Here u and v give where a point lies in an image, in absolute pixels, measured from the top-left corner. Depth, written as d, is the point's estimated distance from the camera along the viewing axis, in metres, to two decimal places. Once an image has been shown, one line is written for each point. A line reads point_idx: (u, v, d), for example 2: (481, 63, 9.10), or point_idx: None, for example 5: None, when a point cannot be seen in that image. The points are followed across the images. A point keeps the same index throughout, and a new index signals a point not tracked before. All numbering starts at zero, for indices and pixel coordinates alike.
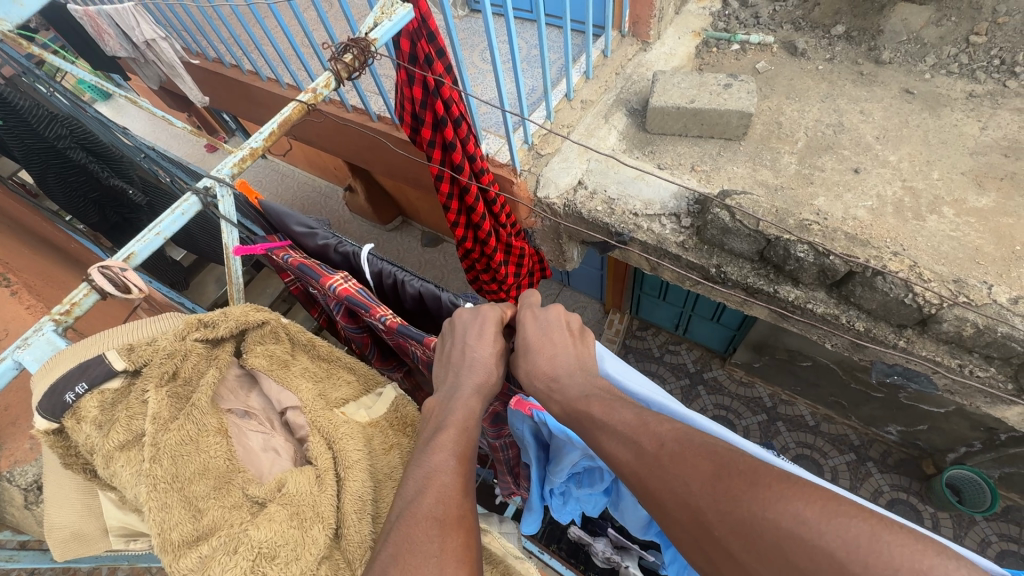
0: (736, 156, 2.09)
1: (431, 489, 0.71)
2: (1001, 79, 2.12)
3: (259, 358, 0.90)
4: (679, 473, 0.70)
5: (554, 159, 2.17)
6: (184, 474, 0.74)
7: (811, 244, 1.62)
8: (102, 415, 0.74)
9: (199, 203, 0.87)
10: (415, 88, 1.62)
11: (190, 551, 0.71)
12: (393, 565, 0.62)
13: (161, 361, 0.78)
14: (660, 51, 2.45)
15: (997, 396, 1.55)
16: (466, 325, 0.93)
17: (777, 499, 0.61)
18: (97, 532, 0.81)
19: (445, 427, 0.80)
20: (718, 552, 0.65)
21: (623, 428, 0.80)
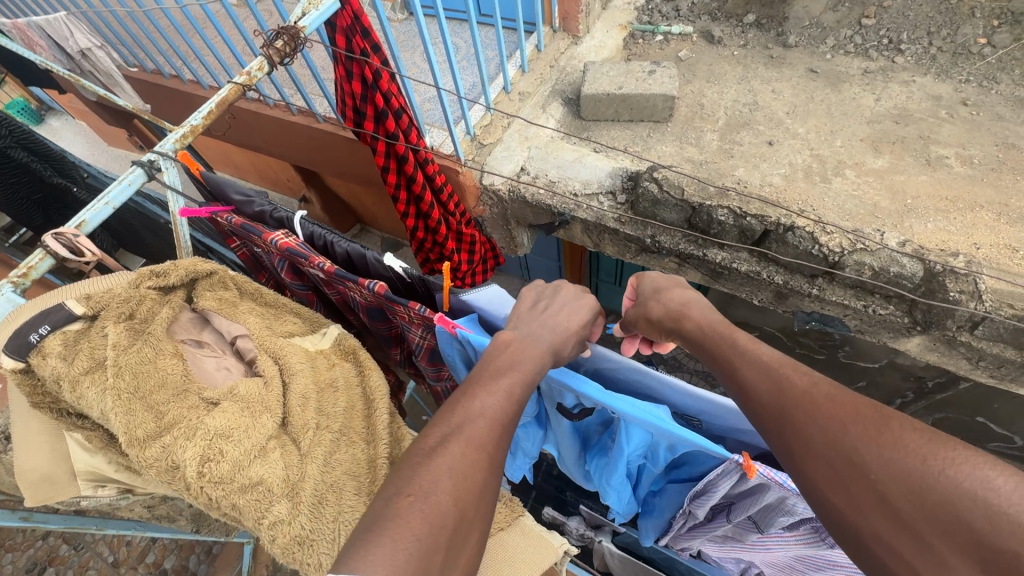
0: (664, 136, 2.26)
1: (489, 419, 0.81)
2: (890, 56, 2.37)
3: (209, 300, 0.98)
4: (840, 417, 0.75)
5: (496, 149, 2.29)
6: (145, 386, 0.81)
7: (730, 207, 1.79)
8: (66, 349, 0.80)
9: (145, 174, 0.94)
10: (354, 82, 1.71)
11: (153, 443, 0.79)
12: (445, 480, 0.72)
13: (119, 304, 0.85)
14: (590, 44, 2.62)
15: (898, 329, 1.77)
16: (569, 300, 1.03)
17: (960, 460, 0.64)
18: (66, 476, 0.86)
19: (507, 372, 0.87)
20: (868, 493, 0.68)
21: (773, 372, 0.86)
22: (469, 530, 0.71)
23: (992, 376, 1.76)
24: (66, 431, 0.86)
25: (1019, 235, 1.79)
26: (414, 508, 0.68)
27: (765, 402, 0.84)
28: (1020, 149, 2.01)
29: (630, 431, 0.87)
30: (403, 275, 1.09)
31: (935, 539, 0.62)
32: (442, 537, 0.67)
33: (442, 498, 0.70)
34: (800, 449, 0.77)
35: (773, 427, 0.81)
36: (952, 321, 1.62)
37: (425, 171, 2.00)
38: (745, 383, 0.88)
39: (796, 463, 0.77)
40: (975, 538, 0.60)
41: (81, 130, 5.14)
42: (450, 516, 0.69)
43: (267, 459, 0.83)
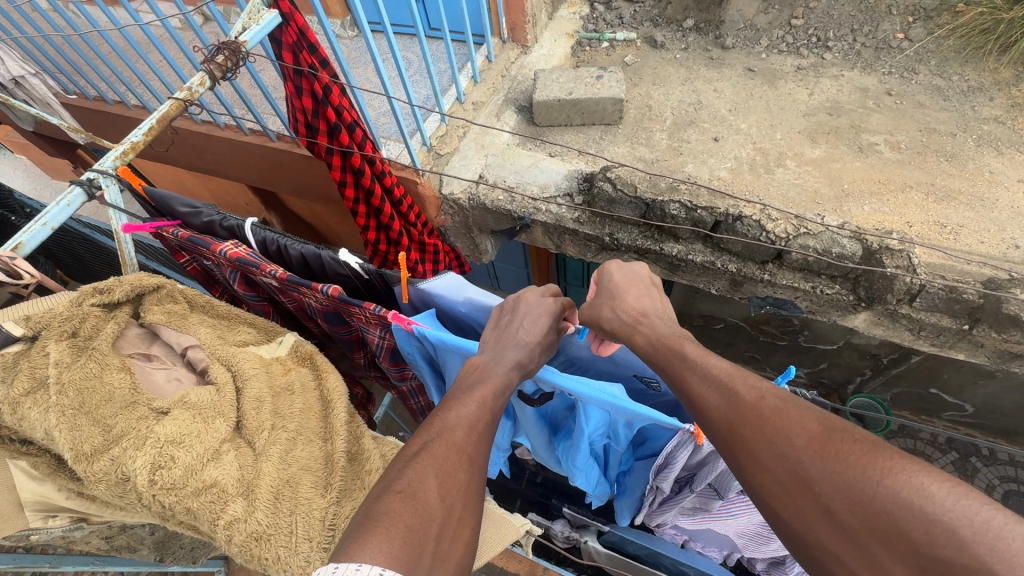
0: (615, 138, 2.34)
1: (466, 423, 0.82)
2: (820, 52, 2.52)
3: (157, 313, 0.97)
4: (784, 429, 0.74)
5: (454, 158, 2.31)
6: (91, 401, 0.79)
7: (681, 202, 1.86)
8: (4, 371, 0.78)
9: (84, 193, 0.93)
10: (304, 98, 1.72)
11: (101, 457, 0.77)
12: (430, 479, 0.73)
13: (61, 322, 0.83)
14: (539, 53, 2.69)
15: (844, 307, 1.88)
16: (534, 309, 1.01)
17: (899, 470, 0.63)
18: (13, 509, 0.83)
19: (486, 381, 0.89)
20: (812, 507, 0.68)
21: (717, 378, 0.85)
22: (459, 527, 0.72)
23: (933, 344, 1.88)
24: (9, 459, 0.83)
25: (946, 212, 1.92)
26: (402, 506, 0.68)
27: (713, 416, 0.82)
28: (941, 133, 2.16)
29: (589, 412, 0.93)
30: (360, 272, 1.11)
31: (879, 552, 0.61)
32: (431, 531, 0.67)
33: (428, 494, 0.71)
34: (750, 464, 0.76)
35: (722, 438, 0.80)
36: (891, 295, 1.72)
37: (383, 183, 2.00)
38: (694, 400, 0.86)
39: (748, 477, 0.76)
40: (913, 547, 0.59)
41: (21, 162, 4.92)
42: (438, 513, 0.70)
43: (220, 461, 0.82)
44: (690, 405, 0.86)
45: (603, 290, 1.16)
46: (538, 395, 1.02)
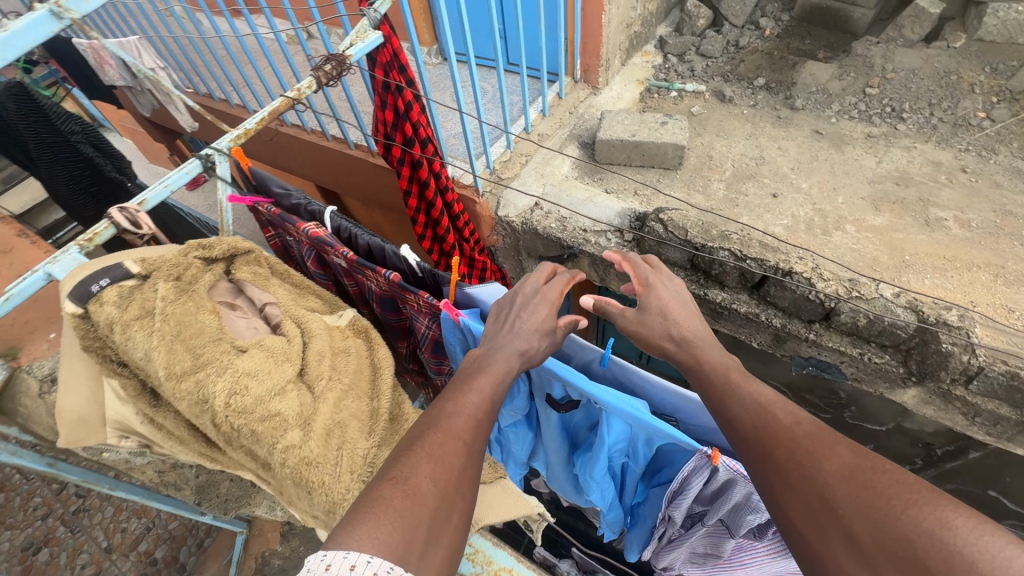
0: (672, 182, 2.39)
1: (464, 412, 0.87)
2: (892, 123, 2.49)
3: (245, 272, 1.08)
4: (815, 452, 0.74)
5: (514, 183, 2.43)
6: (185, 331, 0.89)
7: (731, 250, 1.88)
8: (120, 299, 0.89)
9: (201, 165, 1.06)
10: (388, 112, 1.88)
11: (188, 378, 0.87)
12: (425, 466, 0.78)
13: (170, 266, 0.94)
14: (608, 95, 2.81)
15: (893, 380, 1.81)
16: (530, 299, 1.05)
17: (926, 504, 0.62)
18: (98, 422, 0.96)
19: (483, 372, 0.94)
20: (832, 527, 0.68)
21: (757, 402, 0.85)
22: (451, 512, 0.76)
23: (990, 434, 1.78)
24: (104, 377, 0.93)
25: (1015, 297, 1.83)
26: (397, 494, 0.73)
27: (747, 433, 0.82)
28: (1018, 217, 2.08)
29: (612, 423, 0.95)
30: (416, 268, 1.19)
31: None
32: (422, 518, 0.72)
33: (421, 482, 0.76)
34: (778, 481, 0.76)
35: (750, 455, 0.81)
36: (946, 372, 1.65)
37: (445, 197, 2.13)
38: (729, 419, 0.86)
39: (773, 497, 0.76)
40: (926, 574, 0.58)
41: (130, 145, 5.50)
42: (432, 501, 0.74)
43: (285, 397, 0.90)
44: (725, 423, 0.86)
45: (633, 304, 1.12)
46: (565, 402, 1.05)
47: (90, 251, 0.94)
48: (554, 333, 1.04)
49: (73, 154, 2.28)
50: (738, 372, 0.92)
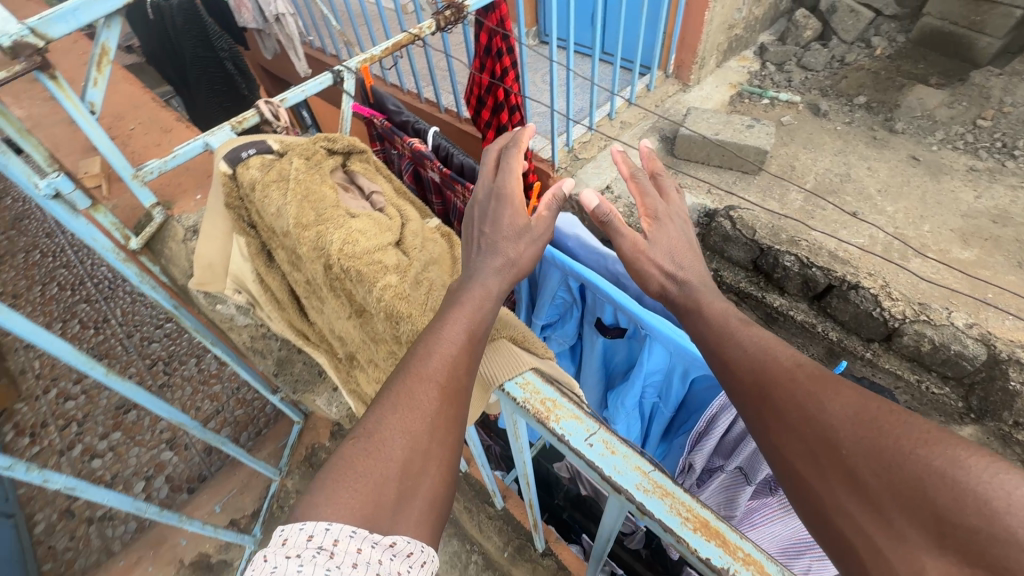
0: (748, 186, 2.37)
1: (437, 343, 0.68)
2: (1001, 159, 2.34)
3: (358, 161, 0.94)
4: (818, 395, 0.69)
5: (589, 164, 2.49)
6: (309, 186, 0.81)
7: (798, 256, 1.86)
8: (262, 164, 0.84)
9: (332, 78, 1.09)
10: (484, 75, 1.99)
11: (308, 230, 0.78)
12: (390, 414, 0.62)
13: (306, 145, 0.87)
14: (697, 94, 2.81)
15: (950, 414, 1.80)
16: (503, 216, 0.86)
17: (937, 441, 0.56)
18: (222, 270, 0.96)
19: (463, 303, 0.73)
20: (835, 471, 0.62)
21: (758, 346, 0.80)
22: (426, 465, 0.62)
23: None
24: (234, 235, 0.93)
25: None
26: (360, 452, 0.60)
27: (747, 380, 0.78)
28: None
29: (653, 349, 1.00)
30: None
31: (899, 520, 0.55)
32: (389, 477, 0.59)
33: (387, 437, 0.61)
34: (777, 425, 0.71)
35: (751, 403, 0.76)
36: (1008, 413, 1.65)
37: (523, 164, 2.23)
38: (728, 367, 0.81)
39: (775, 444, 0.71)
40: (936, 513, 0.53)
41: None
42: (404, 459, 0.60)
43: (389, 254, 0.77)
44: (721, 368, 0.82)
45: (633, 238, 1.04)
46: (613, 326, 1.08)
47: (241, 133, 0.97)
48: (524, 237, 0.86)
49: (217, 70, 2.66)
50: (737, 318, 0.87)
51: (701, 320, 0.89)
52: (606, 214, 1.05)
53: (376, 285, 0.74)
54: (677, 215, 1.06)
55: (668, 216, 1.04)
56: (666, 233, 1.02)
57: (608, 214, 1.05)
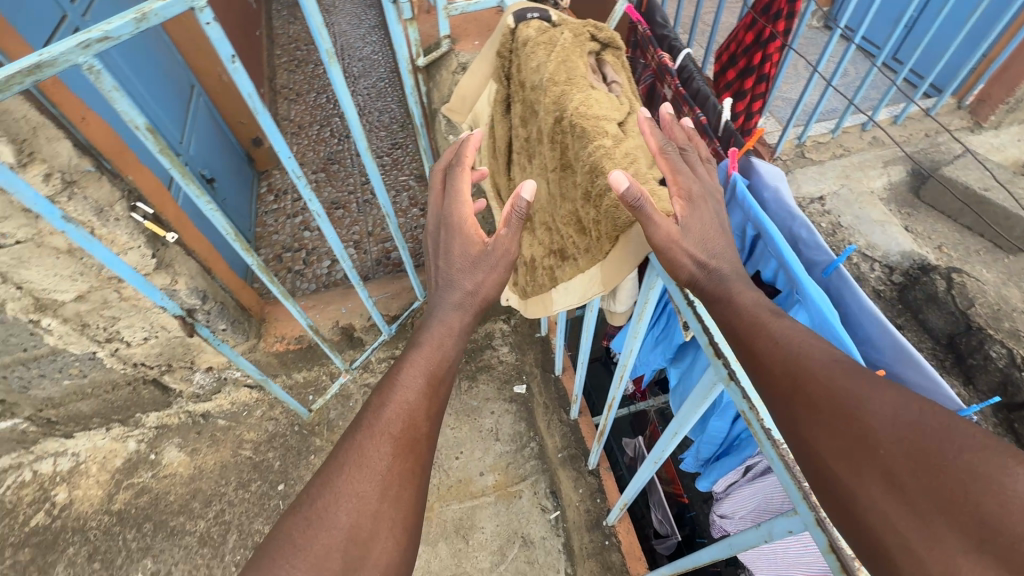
0: (992, 263, 2.02)
1: (387, 399, 0.82)
2: None
3: (612, 54, 1.03)
4: (852, 383, 0.58)
5: (812, 166, 2.28)
6: (568, 56, 0.94)
7: (1011, 352, 1.61)
8: (539, 27, 0.99)
9: None
10: (751, 35, 1.92)
11: (553, 85, 0.91)
12: (341, 475, 0.72)
13: (580, 26, 1.00)
14: (988, 139, 2.33)
15: None
16: (450, 249, 1.00)
17: (997, 446, 0.47)
18: (468, 108, 1.17)
19: (417, 360, 0.88)
20: (869, 467, 0.53)
21: (788, 327, 0.68)
22: (381, 526, 0.71)
23: None
24: (491, 82, 1.12)
25: None
26: (303, 524, 0.68)
27: (775, 367, 0.65)
28: None
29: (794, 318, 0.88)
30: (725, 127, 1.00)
31: (939, 522, 0.47)
32: (336, 546, 0.67)
33: (334, 505, 0.70)
34: (808, 414, 0.60)
35: (780, 393, 0.64)
36: None
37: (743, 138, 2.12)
38: (753, 350, 0.68)
39: (797, 437, 0.61)
40: (983, 520, 0.45)
41: None
42: (353, 519, 0.69)
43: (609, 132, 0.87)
44: (744, 357, 0.70)
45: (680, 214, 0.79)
46: (767, 285, 0.94)
47: None
48: (482, 265, 0.97)
49: None
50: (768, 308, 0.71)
51: (731, 311, 0.72)
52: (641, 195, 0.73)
53: (590, 143, 0.83)
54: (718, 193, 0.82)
55: (710, 197, 0.79)
56: (707, 226, 0.77)
57: (642, 198, 0.72)
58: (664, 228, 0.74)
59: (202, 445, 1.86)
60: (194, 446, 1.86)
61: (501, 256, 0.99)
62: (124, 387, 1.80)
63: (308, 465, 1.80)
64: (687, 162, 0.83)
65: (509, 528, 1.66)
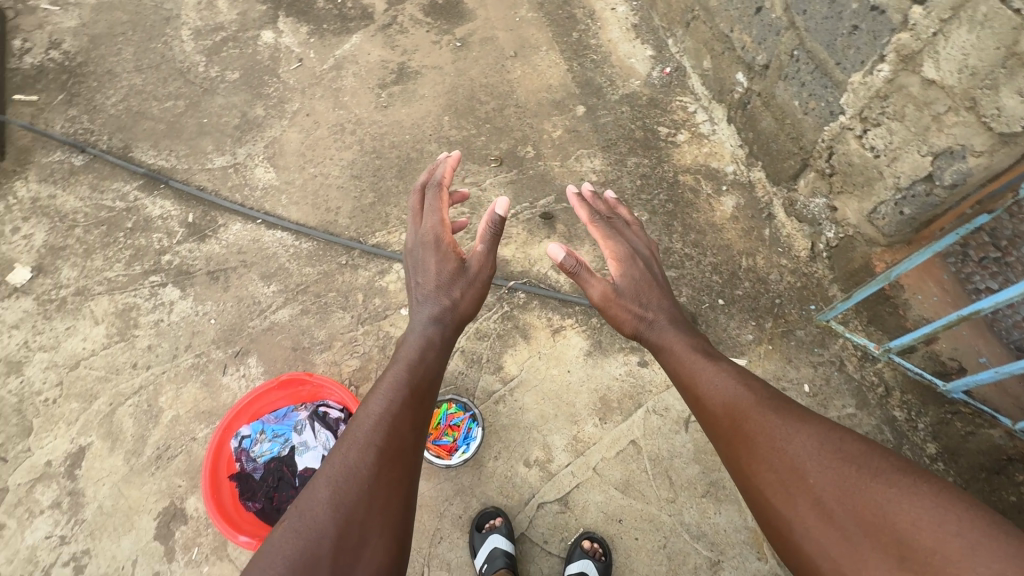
0: None
1: (377, 416, 1.09)
2: None
3: None
4: (789, 428, 0.98)
5: None
6: None
7: None
8: None
9: None
10: None
11: None
12: (327, 486, 0.97)
13: None
14: None
15: None
16: (426, 268, 1.42)
17: (895, 476, 0.85)
18: None
19: (391, 375, 1.21)
20: (805, 496, 0.89)
21: (741, 396, 1.08)
22: (364, 540, 0.94)
23: None
24: None
25: None
26: (294, 531, 0.91)
27: (725, 419, 1.08)
28: None
29: None
30: None
31: (865, 544, 0.81)
32: (322, 552, 0.89)
33: (318, 513, 0.93)
34: (755, 457, 0.99)
35: (740, 443, 1.03)
36: None
37: None
38: (700, 398, 1.15)
39: (755, 476, 0.98)
40: (898, 539, 0.78)
41: None
42: (342, 514, 0.94)
43: None
44: (706, 411, 1.13)
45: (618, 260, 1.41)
46: None
47: None
48: (458, 281, 1.41)
49: None
50: (746, 385, 1.11)
51: (679, 363, 1.24)
52: (578, 267, 1.36)
53: None
54: (635, 250, 1.44)
55: (628, 256, 1.41)
56: (635, 287, 1.37)
57: (575, 264, 1.35)
58: (598, 288, 1.37)
59: (741, 221, 2.01)
60: (739, 216, 2.02)
61: (475, 271, 1.44)
62: (792, 151, 1.91)
63: (743, 322, 1.85)
64: (615, 227, 1.50)
65: (723, 544, 1.56)
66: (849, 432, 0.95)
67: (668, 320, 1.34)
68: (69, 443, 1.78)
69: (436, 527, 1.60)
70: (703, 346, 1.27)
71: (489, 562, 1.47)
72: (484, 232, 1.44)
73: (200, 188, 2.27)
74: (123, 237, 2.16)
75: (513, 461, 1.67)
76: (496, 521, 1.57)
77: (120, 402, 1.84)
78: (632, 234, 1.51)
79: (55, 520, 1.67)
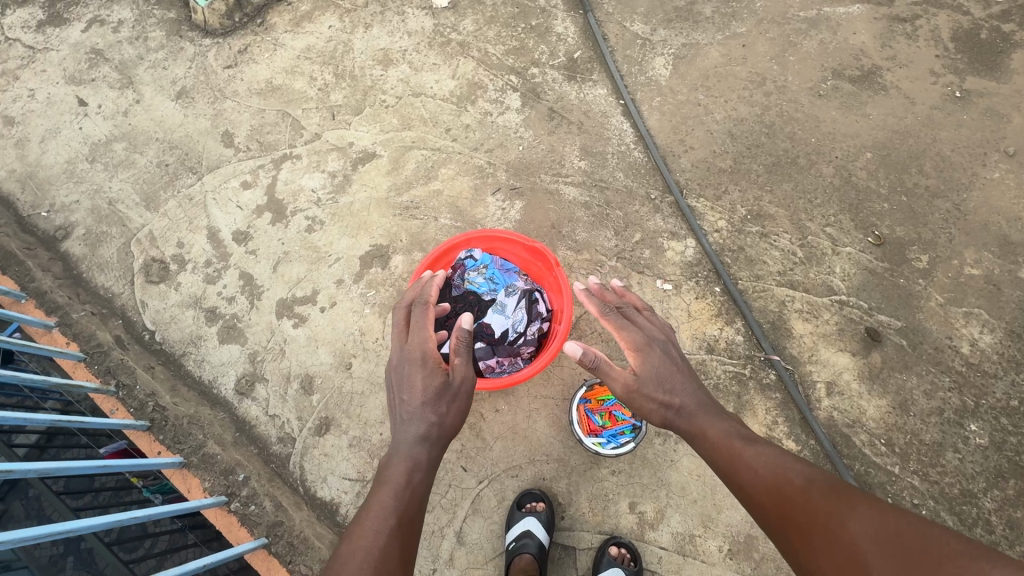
0: None
1: (365, 552, 0.89)
2: None
3: None
4: (832, 510, 0.89)
5: None
6: None
7: None
8: None
9: None
10: None
11: None
12: None
13: None
14: None
15: None
16: (404, 377, 1.14)
17: (964, 563, 0.74)
18: None
19: (380, 497, 0.99)
20: None
21: (781, 480, 0.99)
22: None
23: None
24: None
25: None
26: None
27: (769, 506, 0.97)
28: None
29: None
30: None
31: None
32: None
33: None
34: (811, 551, 0.88)
35: (790, 534, 0.92)
36: None
37: None
38: (742, 484, 1.03)
39: (810, 566, 0.88)
40: None
41: None
42: None
43: None
44: (748, 497, 1.02)
45: (637, 352, 1.24)
46: None
47: None
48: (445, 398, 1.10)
49: None
50: (783, 465, 1.01)
51: (711, 445, 1.12)
52: (596, 360, 1.21)
53: None
54: (652, 339, 1.26)
55: (644, 346, 1.24)
56: (660, 373, 1.20)
57: (591, 359, 1.22)
58: (619, 380, 1.22)
59: None
60: None
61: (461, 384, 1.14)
62: None
63: None
64: (629, 318, 1.31)
65: None
66: (906, 513, 0.84)
67: (695, 404, 1.18)
68: (369, 143, 1.98)
69: (520, 464, 1.52)
70: (739, 428, 1.13)
71: (518, 542, 1.37)
72: (461, 346, 1.18)
73: (604, 37, 2.14)
74: (521, 29, 2.17)
75: (625, 494, 1.48)
76: (539, 505, 1.45)
77: (418, 146, 1.98)
78: (648, 320, 1.33)
79: (324, 184, 1.92)
